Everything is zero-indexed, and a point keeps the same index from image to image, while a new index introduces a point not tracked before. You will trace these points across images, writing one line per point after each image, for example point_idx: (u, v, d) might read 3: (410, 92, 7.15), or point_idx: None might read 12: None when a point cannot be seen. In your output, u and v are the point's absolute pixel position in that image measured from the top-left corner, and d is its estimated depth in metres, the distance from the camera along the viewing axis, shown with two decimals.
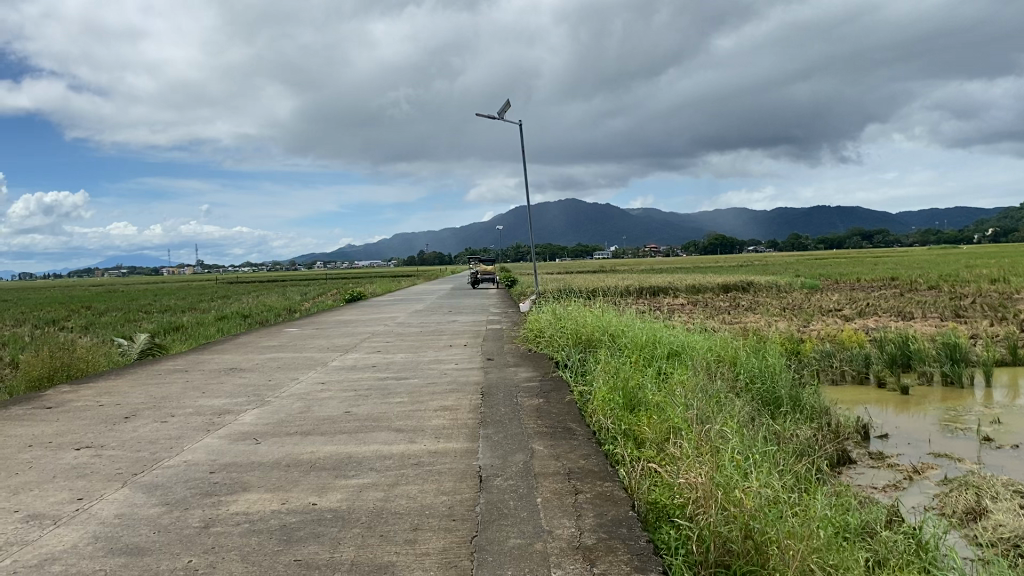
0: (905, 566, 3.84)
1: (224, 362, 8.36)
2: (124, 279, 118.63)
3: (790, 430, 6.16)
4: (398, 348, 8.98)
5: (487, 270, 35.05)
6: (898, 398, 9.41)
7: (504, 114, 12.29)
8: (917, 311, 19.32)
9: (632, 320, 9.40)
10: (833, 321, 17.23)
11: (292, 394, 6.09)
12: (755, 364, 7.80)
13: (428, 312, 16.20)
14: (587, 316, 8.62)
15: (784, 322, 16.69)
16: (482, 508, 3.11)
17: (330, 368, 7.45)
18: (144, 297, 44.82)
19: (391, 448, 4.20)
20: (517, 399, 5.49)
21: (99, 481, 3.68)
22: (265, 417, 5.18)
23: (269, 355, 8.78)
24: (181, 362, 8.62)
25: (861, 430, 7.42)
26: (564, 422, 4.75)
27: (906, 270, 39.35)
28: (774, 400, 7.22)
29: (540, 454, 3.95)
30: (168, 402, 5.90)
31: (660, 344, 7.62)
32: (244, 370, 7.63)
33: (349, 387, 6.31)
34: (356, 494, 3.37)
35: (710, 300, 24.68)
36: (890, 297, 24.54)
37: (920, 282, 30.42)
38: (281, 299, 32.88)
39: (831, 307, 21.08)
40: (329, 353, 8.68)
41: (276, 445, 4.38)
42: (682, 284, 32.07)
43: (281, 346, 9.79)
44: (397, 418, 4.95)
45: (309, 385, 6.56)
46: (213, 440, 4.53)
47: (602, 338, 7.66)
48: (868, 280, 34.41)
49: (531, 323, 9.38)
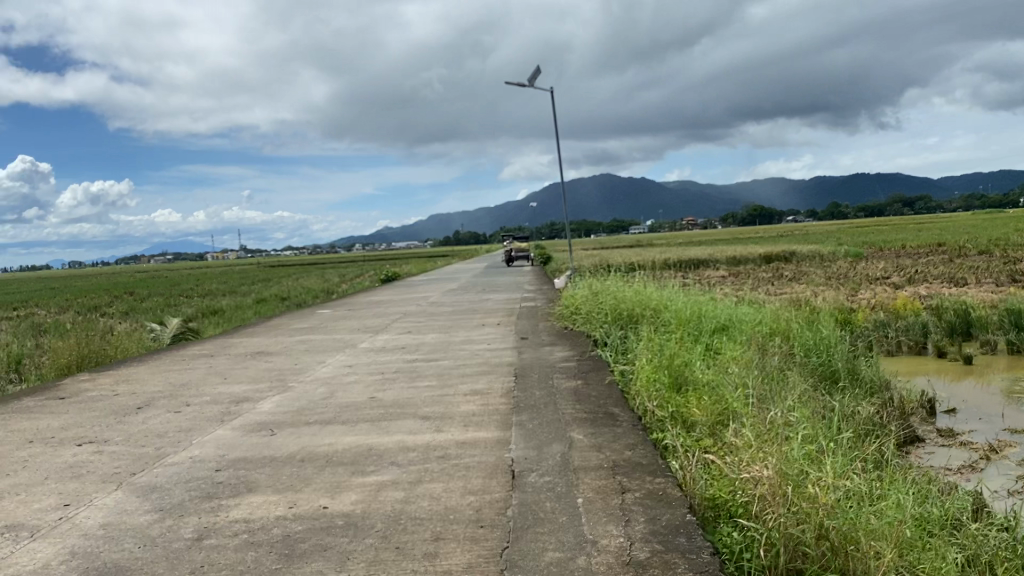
0: (1002, 566, 3.36)
1: (251, 345, 8.03)
2: (165, 265, 120.28)
3: (852, 407, 5.69)
4: (430, 328, 8.58)
5: (523, 247, 34.58)
6: (961, 369, 8.83)
7: (534, 80, 11.75)
8: (973, 276, 18.50)
9: (675, 293, 8.90)
10: (884, 289, 16.49)
11: (316, 379, 5.72)
12: (809, 337, 7.31)
13: (463, 290, 15.84)
14: (626, 290, 8.15)
15: (833, 292, 15.99)
16: (514, 512, 2.69)
17: (358, 351, 7.08)
18: (184, 282, 45.12)
19: (415, 438, 3.78)
20: (553, 381, 5.07)
21: (93, 482, 3.33)
22: (283, 405, 4.80)
23: (297, 337, 8.45)
24: (207, 346, 8.32)
25: (927, 404, 6.88)
26: (605, 407, 4.31)
27: (956, 235, 38.08)
28: (831, 372, 6.75)
29: (580, 445, 3.52)
30: (185, 390, 5.56)
31: (706, 318, 7.15)
32: (269, 354, 7.29)
33: (376, 370, 5.93)
34: (374, 495, 2.97)
35: (752, 271, 23.95)
36: (941, 263, 23.62)
37: (971, 246, 29.36)
38: (317, 281, 32.75)
39: (881, 275, 20.26)
40: (359, 334, 8.32)
41: (291, 437, 3.99)
42: (725, 255, 31.30)
43: (311, 328, 9.44)
44: (423, 404, 4.54)
45: (334, 368, 6.18)
46: (223, 432, 4.16)
47: (645, 314, 7.19)
48: (917, 246, 33.33)
49: (567, 300, 8.93)
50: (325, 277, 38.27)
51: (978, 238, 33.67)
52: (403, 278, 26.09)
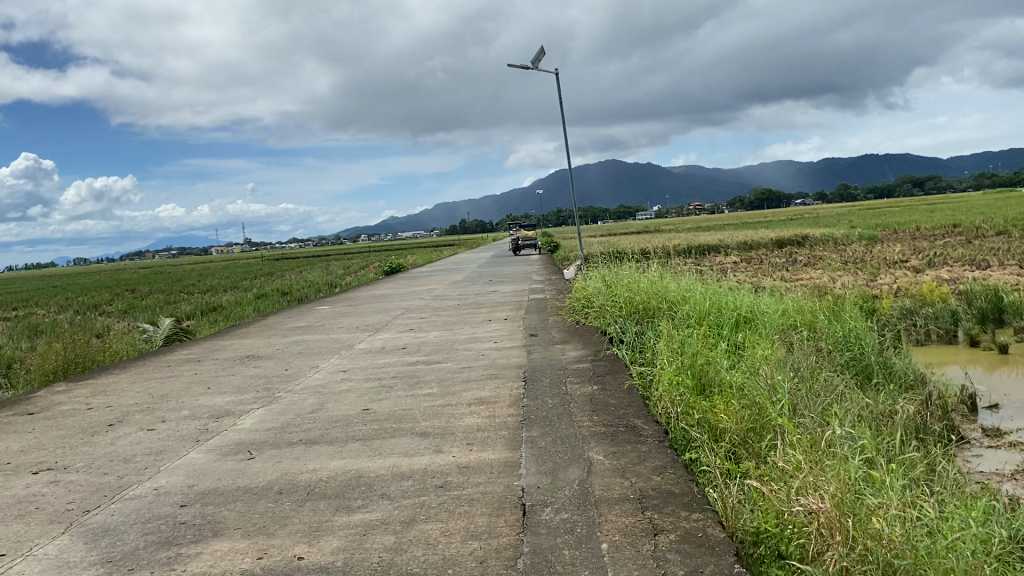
0: None
1: (243, 348, 7.58)
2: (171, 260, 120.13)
3: (889, 407, 5.21)
4: (433, 326, 8.12)
5: (529, 236, 34.08)
6: (996, 359, 8.32)
7: (538, 61, 11.21)
8: (992, 259, 17.94)
9: (690, 284, 8.41)
10: (903, 274, 15.96)
11: (308, 387, 5.27)
12: (836, 329, 6.83)
13: (469, 282, 15.38)
14: (640, 282, 7.66)
15: (849, 277, 15.45)
16: (526, 564, 2.23)
17: (355, 352, 6.62)
18: (189, 277, 44.78)
19: (410, 462, 3.33)
20: (566, 386, 4.60)
21: (39, 524, 2.89)
22: (267, 421, 4.35)
23: (292, 338, 8.00)
24: (197, 349, 7.87)
25: (968, 400, 6.39)
26: (625, 418, 3.85)
27: (968, 216, 37.42)
28: (860, 363, 6.29)
29: (600, 469, 3.06)
30: (163, 402, 5.12)
31: (727, 311, 6.66)
32: (260, 358, 6.84)
33: (373, 376, 5.46)
34: (359, 540, 2.52)
35: (765, 258, 23.43)
36: (957, 245, 23.04)
37: (986, 227, 28.75)
38: (322, 274, 32.35)
39: (898, 258, 19.68)
40: (357, 334, 7.87)
41: (272, 462, 3.54)
42: (735, 241, 30.71)
43: (308, 327, 8.99)
44: (422, 418, 4.08)
45: (328, 374, 5.72)
46: (197, 457, 3.71)
47: (661, 309, 6.73)
48: (930, 228, 32.71)
49: (577, 292, 8.46)
50: (329, 271, 37.77)
51: (992, 218, 32.99)
52: (408, 270, 25.62)
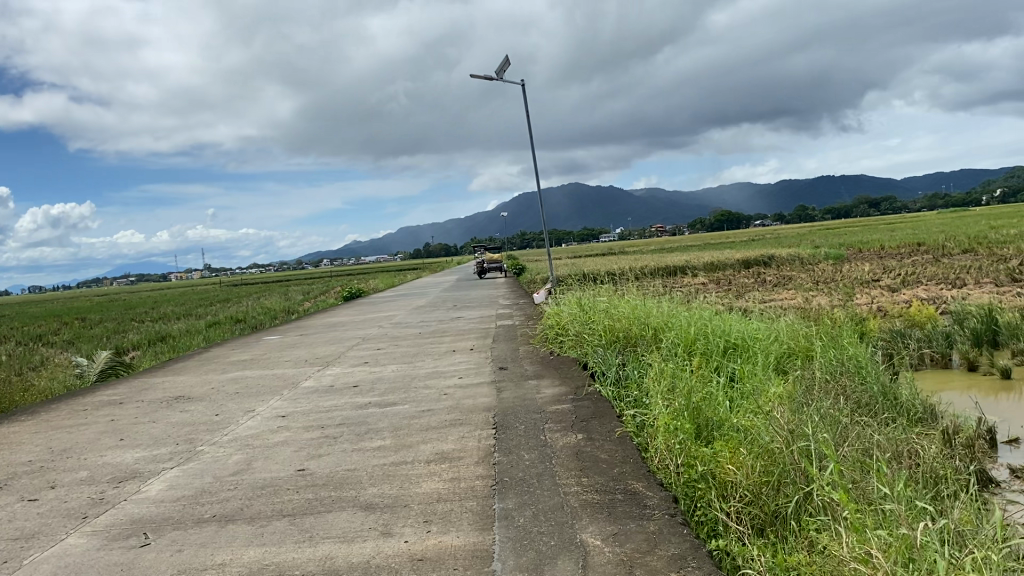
0: None
1: (173, 388, 6.69)
2: (126, 287, 117.36)
3: (915, 451, 4.55)
4: (391, 358, 7.31)
5: (494, 258, 33.37)
6: (999, 385, 7.70)
7: (502, 71, 10.51)
8: (967, 277, 17.55)
9: (673, 307, 7.70)
10: (880, 294, 15.41)
11: (238, 438, 4.44)
12: (835, 354, 6.15)
13: (431, 308, 14.54)
14: (620, 306, 6.95)
15: (826, 297, 14.88)
16: None
17: (299, 393, 5.79)
18: (142, 305, 43.28)
19: (349, 552, 2.54)
20: (544, 434, 3.85)
21: None
22: (177, 489, 3.52)
23: (232, 375, 7.13)
24: (122, 389, 6.94)
25: (988, 435, 5.72)
26: (623, 480, 3.11)
27: (931, 234, 37.45)
28: (864, 386, 5.59)
29: (599, 562, 2.31)
30: (61, 461, 4.24)
31: (718, 339, 5.97)
32: (190, 400, 5.96)
33: (316, 423, 4.65)
34: None
35: (734, 278, 22.92)
36: (924, 264, 22.73)
37: (952, 245, 28.60)
38: (281, 301, 31.22)
39: (869, 278, 19.28)
40: (305, 369, 7.02)
41: (169, 551, 2.72)
42: (703, 261, 30.23)
43: (252, 361, 8.11)
44: (369, 483, 3.30)
45: (265, 421, 4.89)
46: (75, 544, 2.88)
47: (646, 337, 6.02)
48: (895, 246, 32.57)
49: (550, 318, 7.72)
50: (287, 296, 36.56)
51: (955, 237, 32.97)
52: (368, 295, 24.63)
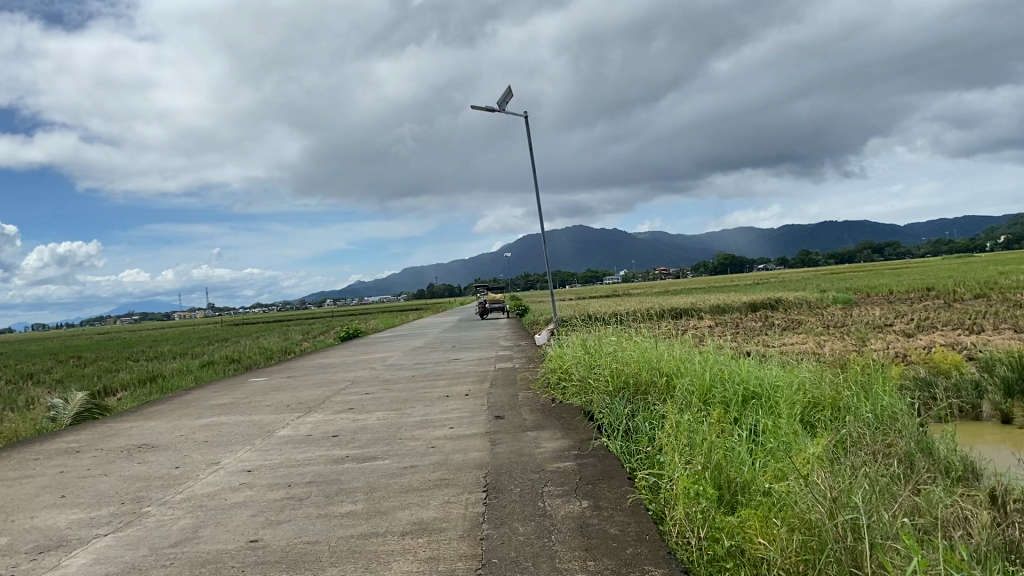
0: None
1: (139, 435, 6.10)
2: (128, 325, 116.84)
3: (967, 517, 3.96)
4: (378, 404, 6.72)
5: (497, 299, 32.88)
6: None
7: (505, 103, 10.08)
8: (982, 322, 16.96)
9: (685, 351, 7.13)
10: (895, 339, 14.81)
11: (191, 498, 3.86)
12: (864, 404, 5.57)
13: (428, 349, 13.94)
14: (629, 349, 6.39)
15: (838, 342, 14.30)
16: None
17: (273, 443, 5.21)
18: (139, 344, 42.56)
19: None
20: (543, 502, 3.28)
21: None
22: (103, 564, 2.94)
23: (205, 421, 6.53)
24: (84, 436, 6.34)
25: None
26: (637, 566, 2.54)
27: (938, 280, 36.92)
28: (900, 437, 5.01)
29: None
30: None
31: (735, 388, 5.40)
32: (153, 451, 5.37)
33: (284, 481, 4.08)
34: None
35: (742, 321, 22.35)
36: (936, 309, 22.17)
37: (964, 290, 27.99)
38: (279, 341, 30.66)
39: (881, 322, 18.72)
40: (285, 415, 6.43)
41: None
42: (709, 304, 29.68)
43: (231, 405, 7.53)
44: (327, 563, 2.72)
45: (228, 477, 4.31)
46: None
47: (658, 384, 5.46)
48: (903, 291, 32.03)
49: (552, 362, 7.16)
50: (285, 336, 35.93)
51: (965, 282, 32.40)
52: (367, 336, 24.05)
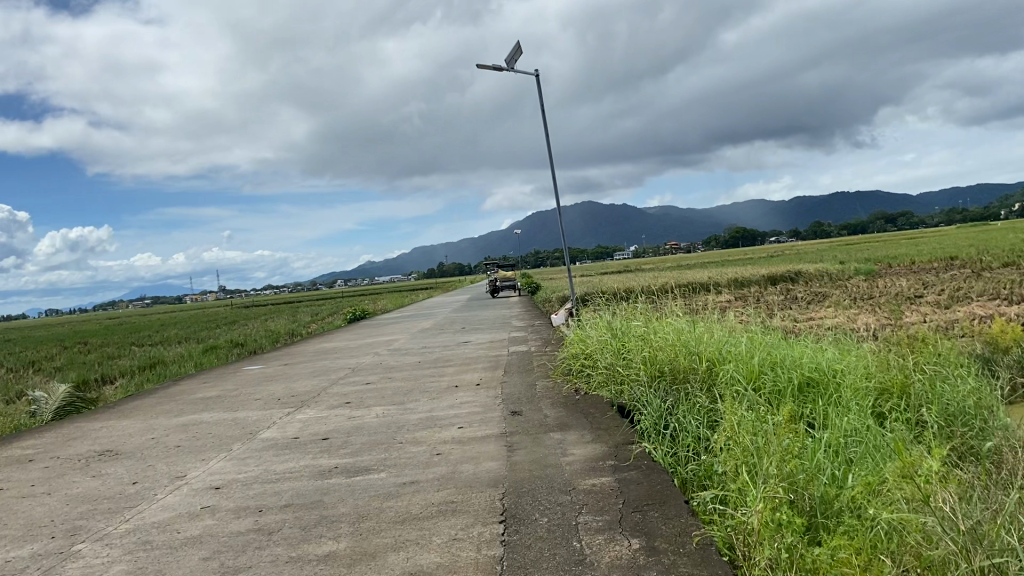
0: None
1: (105, 439, 5.34)
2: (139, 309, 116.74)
3: None
4: (379, 397, 5.95)
5: (508, 277, 32.07)
6: None
7: (513, 61, 9.20)
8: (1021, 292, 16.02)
9: (720, 332, 6.32)
10: (931, 311, 13.91)
11: (135, 531, 3.09)
12: (942, 389, 4.76)
13: (437, 331, 13.16)
14: (661, 332, 5.58)
15: (872, 316, 13.42)
16: None
17: (251, 450, 4.44)
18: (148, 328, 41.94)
19: None
20: (579, 543, 2.48)
21: None
22: None
23: (182, 420, 5.77)
24: (44, 440, 5.58)
25: None
26: None
27: (962, 248, 35.82)
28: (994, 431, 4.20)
29: None
30: None
31: (790, 374, 4.60)
32: (112, 460, 4.60)
33: (252, 505, 3.30)
34: None
35: (763, 295, 21.49)
36: (964, 279, 21.19)
37: (991, 258, 26.92)
38: (286, 322, 30.02)
39: (912, 293, 17.84)
40: (272, 413, 5.66)
41: None
42: (726, 278, 28.77)
43: (216, 399, 6.78)
44: None
45: (187, 499, 3.53)
46: None
47: (699, 371, 4.66)
48: (928, 260, 31.02)
49: (573, 346, 6.36)
50: (292, 318, 35.15)
51: (990, 250, 31.38)
52: (375, 317, 23.31)
